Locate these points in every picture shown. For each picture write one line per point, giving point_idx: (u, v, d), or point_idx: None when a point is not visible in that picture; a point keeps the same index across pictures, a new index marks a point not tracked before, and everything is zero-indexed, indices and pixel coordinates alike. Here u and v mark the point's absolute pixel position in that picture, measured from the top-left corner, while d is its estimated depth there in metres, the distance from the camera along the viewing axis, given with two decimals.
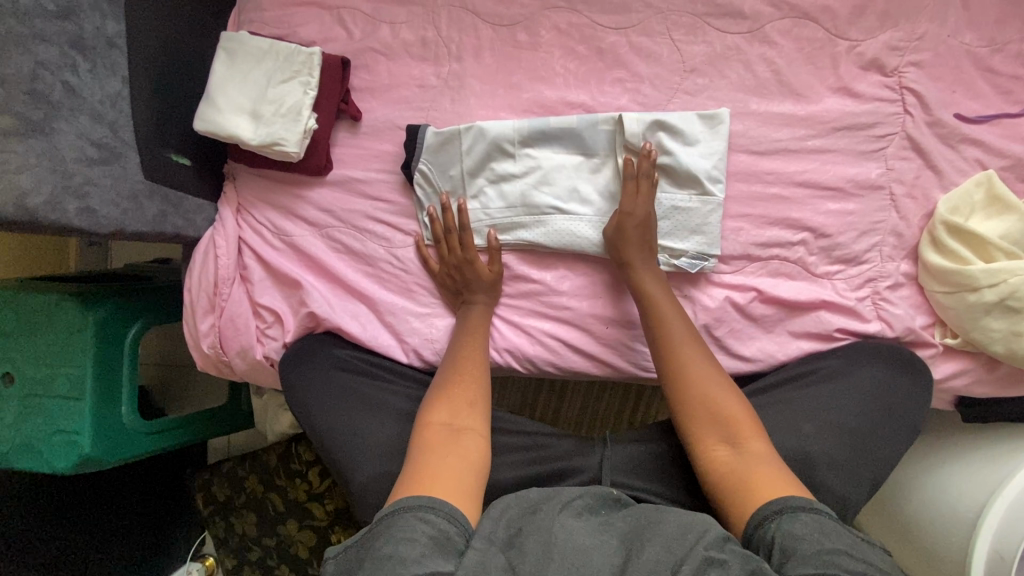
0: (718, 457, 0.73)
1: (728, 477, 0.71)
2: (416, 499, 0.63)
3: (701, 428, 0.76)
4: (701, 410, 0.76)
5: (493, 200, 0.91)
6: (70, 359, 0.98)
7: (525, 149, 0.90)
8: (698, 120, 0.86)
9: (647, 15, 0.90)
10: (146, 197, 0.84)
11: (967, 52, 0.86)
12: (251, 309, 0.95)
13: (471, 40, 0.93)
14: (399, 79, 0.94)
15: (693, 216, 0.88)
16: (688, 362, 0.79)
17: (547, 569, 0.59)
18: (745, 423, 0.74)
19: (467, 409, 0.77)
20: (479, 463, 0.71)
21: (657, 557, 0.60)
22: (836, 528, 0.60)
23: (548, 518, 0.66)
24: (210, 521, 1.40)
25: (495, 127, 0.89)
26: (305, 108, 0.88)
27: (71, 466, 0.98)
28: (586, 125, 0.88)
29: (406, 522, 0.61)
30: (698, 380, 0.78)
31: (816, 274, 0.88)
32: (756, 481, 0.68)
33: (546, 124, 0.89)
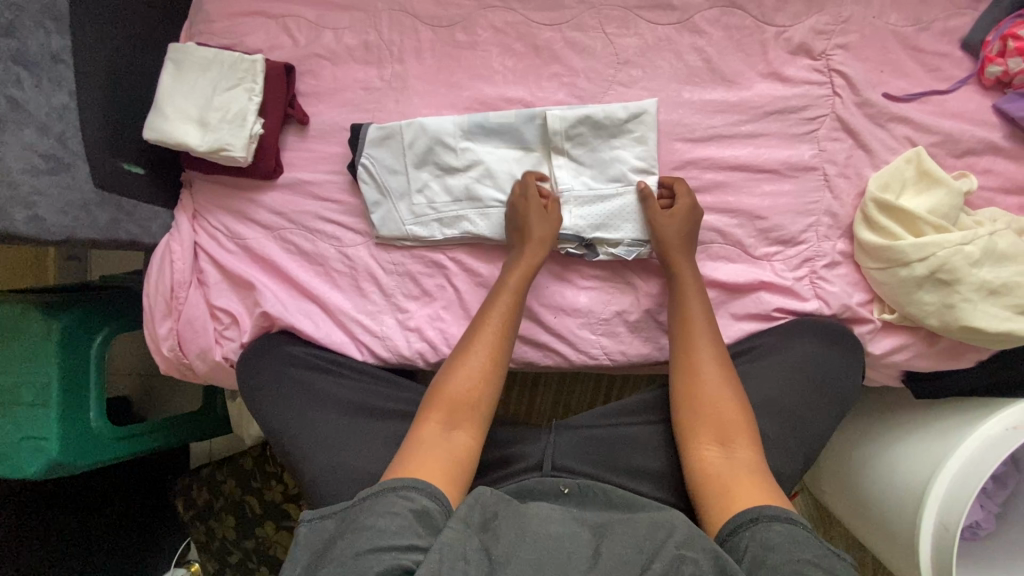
0: (707, 455, 0.74)
1: (712, 478, 0.72)
2: (401, 480, 0.67)
3: (700, 427, 0.77)
4: (706, 411, 0.77)
5: (437, 195, 0.94)
6: (36, 367, 1.01)
7: (468, 143, 0.92)
8: (627, 113, 0.88)
9: (580, 10, 0.92)
10: (96, 206, 0.87)
11: (892, 32, 0.88)
12: (208, 311, 0.97)
13: (412, 42, 0.96)
14: (343, 83, 0.97)
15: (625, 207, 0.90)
16: (704, 363, 0.80)
17: (518, 552, 0.62)
18: (742, 430, 0.75)
19: (464, 412, 0.77)
20: (461, 459, 0.73)
21: (627, 553, 0.61)
22: (808, 536, 0.62)
23: (521, 511, 0.69)
24: (191, 525, 1.42)
25: (439, 124, 0.92)
26: (250, 113, 0.90)
27: (40, 472, 1.00)
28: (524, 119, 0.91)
29: (389, 498, 0.65)
30: (708, 380, 0.79)
31: (755, 256, 0.90)
32: (739, 487, 0.69)
33: (487, 119, 0.91)
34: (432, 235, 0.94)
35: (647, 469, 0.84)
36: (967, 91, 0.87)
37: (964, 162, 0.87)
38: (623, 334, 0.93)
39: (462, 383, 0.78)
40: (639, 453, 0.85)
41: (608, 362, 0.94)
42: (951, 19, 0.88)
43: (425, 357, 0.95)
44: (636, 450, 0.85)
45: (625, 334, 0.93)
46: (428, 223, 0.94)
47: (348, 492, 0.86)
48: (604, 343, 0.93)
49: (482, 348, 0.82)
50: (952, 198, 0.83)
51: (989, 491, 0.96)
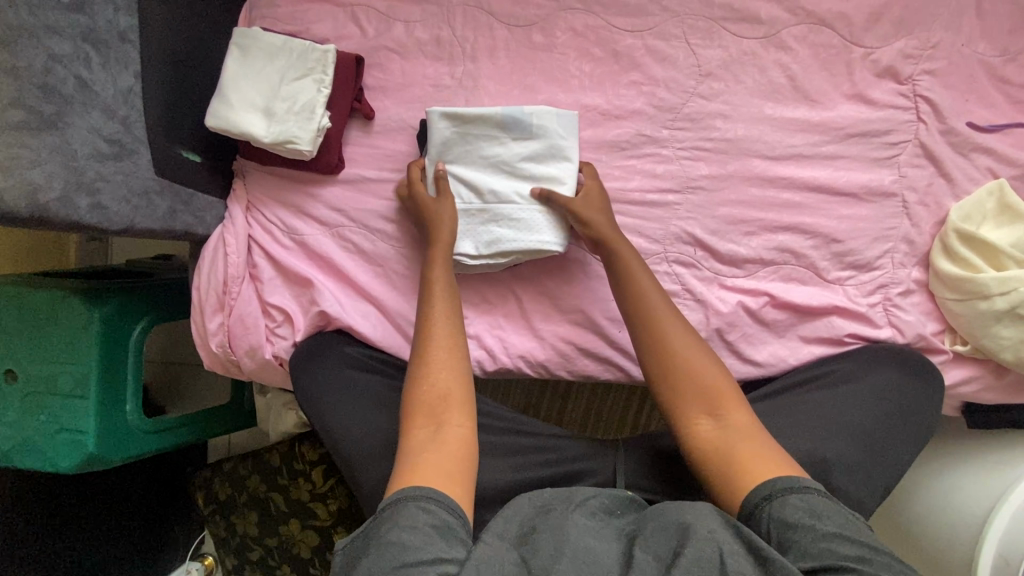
0: (698, 427, 0.70)
1: (712, 452, 0.67)
2: (419, 488, 0.62)
3: (687, 402, 0.72)
4: (688, 387, 0.72)
5: (478, 215, 0.87)
6: (74, 356, 0.96)
7: (500, 156, 0.87)
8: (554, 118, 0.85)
9: (664, 18, 0.90)
10: (157, 193, 0.83)
11: (980, 61, 0.87)
12: (260, 307, 0.94)
13: (486, 40, 0.93)
14: (412, 78, 0.94)
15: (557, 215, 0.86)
16: (672, 337, 0.76)
17: (557, 565, 0.58)
18: (729, 396, 0.71)
19: (444, 404, 0.70)
20: (462, 448, 0.67)
21: (660, 551, 0.58)
22: (823, 504, 0.59)
23: (558, 519, 0.64)
24: (211, 520, 1.39)
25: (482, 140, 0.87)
26: (319, 106, 0.87)
27: (75, 466, 0.97)
28: (559, 120, 0.86)
29: (410, 510, 0.60)
30: (680, 348, 0.75)
31: (827, 279, 0.89)
32: (743, 457, 0.65)
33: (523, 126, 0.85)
34: (466, 260, 0.88)
35: None
36: None
37: None
38: None
39: (438, 378, 0.72)
40: None
41: None
42: None
43: (484, 366, 0.94)
44: None
45: None
46: (470, 244, 0.87)
47: None
48: None
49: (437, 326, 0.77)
50: None
51: None
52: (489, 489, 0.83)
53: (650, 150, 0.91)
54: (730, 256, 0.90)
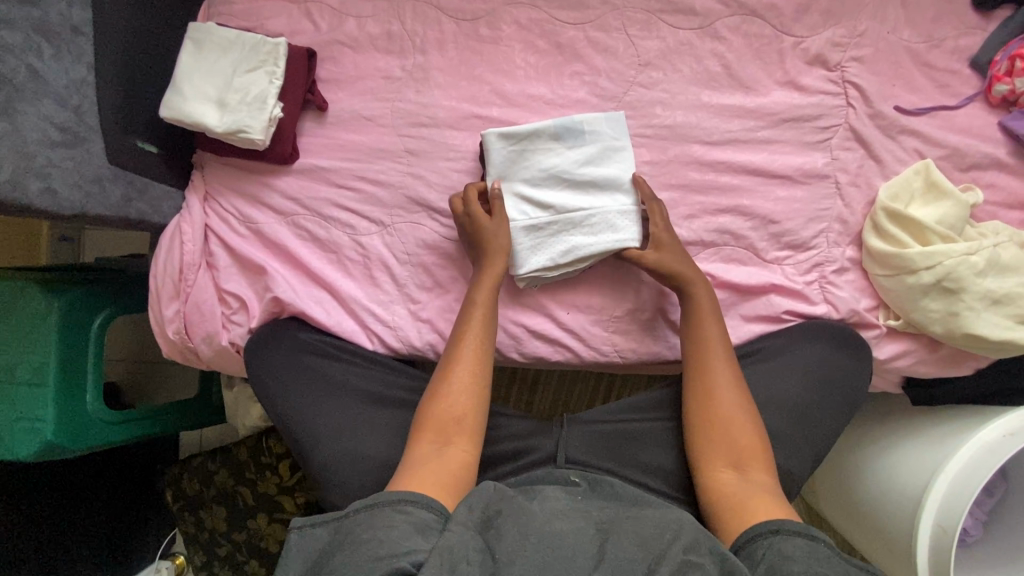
0: (721, 478, 0.76)
1: (726, 500, 0.73)
2: (396, 494, 0.66)
3: (715, 451, 0.78)
4: (721, 438, 0.78)
5: (543, 227, 0.90)
6: (34, 345, 0.98)
7: (559, 166, 0.90)
8: (606, 123, 0.90)
9: (604, 11, 0.94)
10: (110, 181, 0.86)
11: (905, 48, 0.91)
12: (216, 294, 0.96)
13: (435, 34, 0.96)
14: (364, 71, 0.97)
15: (600, 221, 0.89)
16: (722, 388, 0.81)
17: (523, 552, 0.61)
18: (756, 454, 0.76)
19: (454, 427, 0.78)
20: (460, 474, 0.74)
21: (633, 553, 0.61)
22: (829, 554, 0.60)
23: (525, 509, 0.68)
24: (180, 516, 1.40)
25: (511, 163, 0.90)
26: (270, 97, 0.90)
27: (34, 453, 0.98)
28: (608, 124, 0.90)
29: (388, 512, 0.64)
30: (721, 397, 0.80)
31: (766, 259, 0.92)
32: (753, 504, 0.70)
33: (574, 135, 0.90)
34: (550, 270, 0.90)
35: (653, 464, 0.85)
36: (974, 109, 0.91)
37: (969, 176, 0.90)
38: (634, 333, 0.94)
39: (453, 403, 0.79)
40: (649, 449, 0.86)
41: (618, 359, 0.95)
42: (961, 37, 0.91)
43: (437, 349, 0.95)
44: (647, 447, 0.86)
45: (636, 333, 0.94)
46: (546, 256, 0.90)
47: (359, 480, 0.85)
48: (615, 340, 0.94)
49: (465, 365, 0.82)
50: (959, 210, 0.85)
51: (982, 501, 0.98)
52: None
53: None
54: None
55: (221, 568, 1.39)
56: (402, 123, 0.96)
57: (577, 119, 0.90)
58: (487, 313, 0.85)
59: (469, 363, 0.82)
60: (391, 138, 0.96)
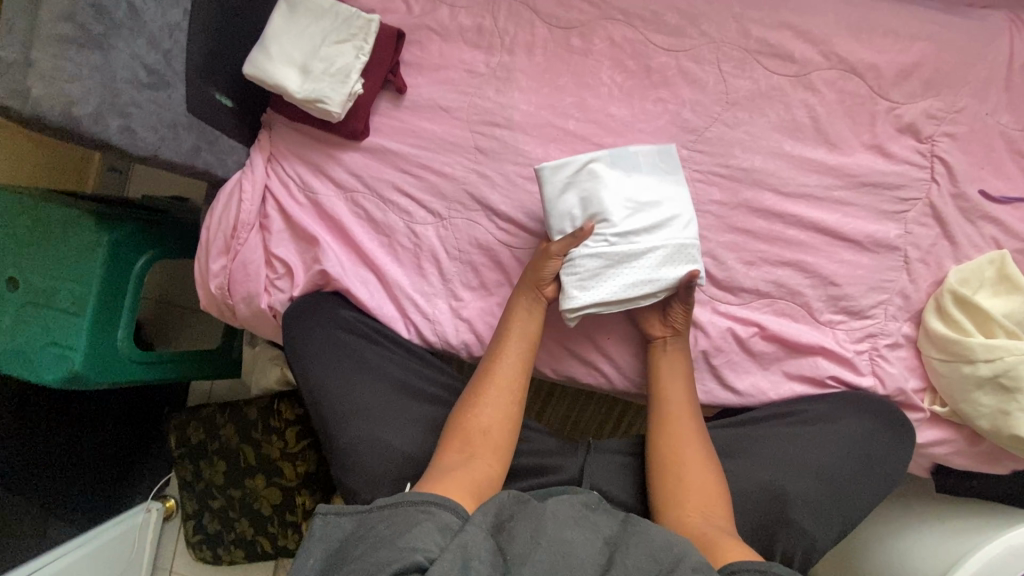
0: (691, 522, 0.74)
1: (700, 542, 0.70)
2: (417, 494, 0.65)
3: (686, 498, 0.77)
4: (685, 484, 0.78)
5: (606, 258, 0.84)
6: (76, 274, 0.97)
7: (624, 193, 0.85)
8: (658, 156, 0.87)
9: (700, 42, 0.92)
10: (184, 128, 0.85)
11: (1001, 133, 0.88)
12: (264, 257, 0.96)
13: (526, 36, 0.95)
14: (448, 61, 0.96)
15: (673, 253, 0.85)
16: (681, 435, 0.82)
17: (534, 555, 0.60)
18: (718, 501, 0.76)
19: (479, 440, 0.79)
20: (483, 483, 0.74)
21: (640, 564, 0.60)
22: None
23: (538, 511, 0.67)
24: (179, 462, 1.41)
25: (580, 186, 0.86)
26: (354, 72, 0.89)
27: (58, 381, 0.98)
28: (662, 156, 0.87)
29: (411, 512, 0.63)
30: (684, 442, 0.81)
31: (818, 320, 0.90)
32: (722, 539, 0.69)
33: (633, 163, 0.87)
34: (610, 305, 0.86)
35: None
36: None
37: None
38: None
39: (485, 417, 0.81)
40: None
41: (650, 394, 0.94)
42: None
43: (472, 349, 0.95)
44: None
45: None
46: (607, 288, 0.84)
47: (377, 469, 0.85)
48: None
49: (496, 387, 0.83)
50: None
51: None
52: None
53: None
54: (728, 282, 0.91)
55: (210, 520, 1.41)
56: (477, 119, 0.96)
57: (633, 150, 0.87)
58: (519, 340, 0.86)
59: (497, 385, 0.83)
60: (463, 133, 0.96)
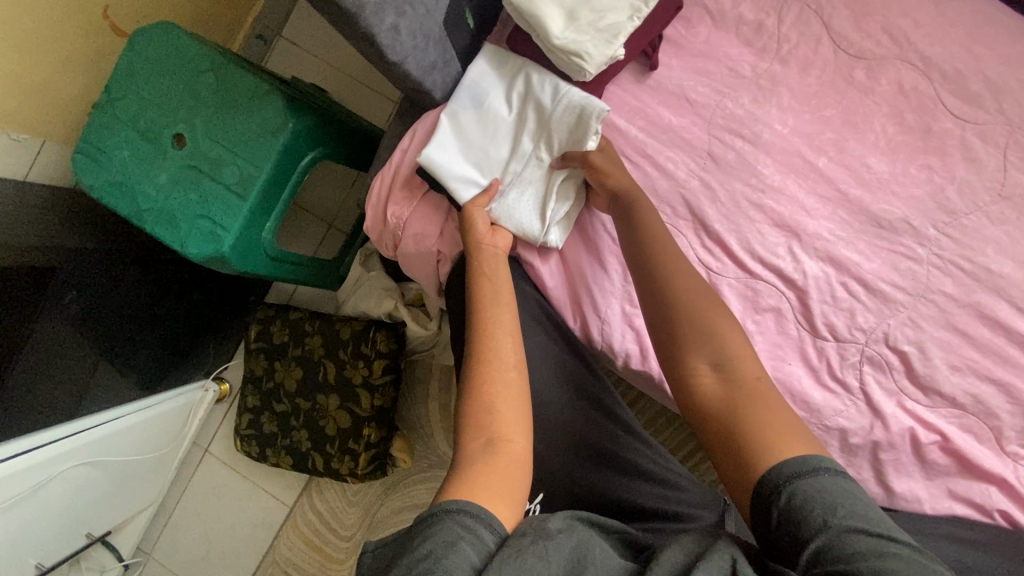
0: (702, 377, 0.63)
1: (727, 404, 0.61)
2: (445, 501, 0.56)
3: (681, 339, 0.66)
4: (706, 337, 0.65)
5: (531, 180, 0.85)
6: (248, 152, 0.90)
7: (477, 127, 0.85)
8: (496, 60, 0.87)
9: (995, 119, 0.82)
10: (433, 42, 0.76)
11: None
12: (451, 200, 0.88)
13: (806, 52, 0.85)
14: (712, 51, 0.87)
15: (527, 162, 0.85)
16: (672, 282, 0.70)
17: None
18: (735, 345, 0.65)
19: (507, 412, 0.65)
20: (515, 475, 0.61)
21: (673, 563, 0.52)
22: (837, 482, 0.52)
23: (558, 518, 0.57)
24: (254, 355, 1.38)
25: (465, 124, 0.85)
26: (624, 33, 0.79)
27: (201, 256, 0.92)
28: (496, 57, 0.87)
29: (444, 524, 0.53)
30: (684, 294, 0.69)
31: (1004, 450, 0.84)
32: (772, 419, 0.59)
33: (517, 77, 0.85)
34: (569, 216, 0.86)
35: None
36: None
37: None
38: (832, 449, 0.86)
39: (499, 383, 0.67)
40: None
41: None
42: None
43: (630, 360, 0.88)
44: None
45: (834, 450, 0.86)
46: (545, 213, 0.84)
47: None
48: None
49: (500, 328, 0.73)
50: None
51: None
52: (594, 488, 0.83)
53: (906, 241, 0.85)
54: (924, 380, 0.85)
55: (268, 421, 1.39)
56: (721, 124, 0.87)
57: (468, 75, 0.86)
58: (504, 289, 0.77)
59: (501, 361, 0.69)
60: (701, 134, 0.87)
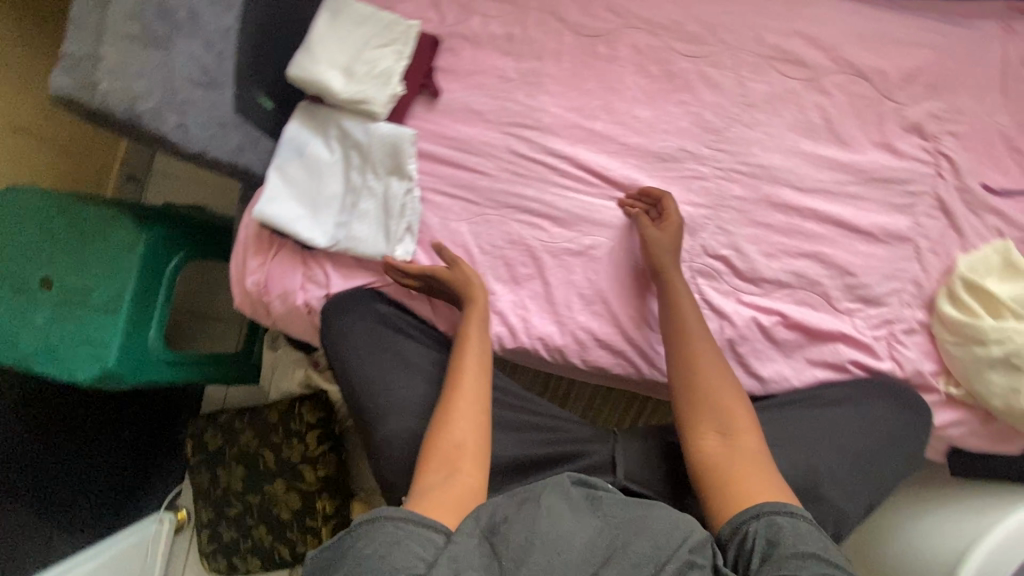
0: (706, 444, 0.74)
1: (710, 465, 0.72)
2: (395, 511, 0.62)
3: (699, 414, 0.77)
4: (705, 403, 0.77)
5: (368, 209, 0.96)
6: (111, 275, 0.99)
7: (308, 178, 0.95)
8: (304, 114, 0.96)
9: (718, 49, 0.98)
10: (232, 127, 0.87)
11: (1000, 131, 0.94)
12: (301, 258, 0.98)
13: (554, 44, 1.00)
14: (481, 66, 1.01)
15: (359, 194, 0.96)
16: (705, 371, 0.80)
17: (529, 558, 0.57)
18: (737, 412, 0.76)
19: (455, 452, 0.72)
20: (466, 502, 0.68)
21: (641, 556, 0.58)
22: (810, 527, 0.62)
23: (528, 504, 0.62)
24: (196, 470, 1.41)
25: (294, 178, 0.95)
26: (395, 75, 0.94)
27: (91, 379, 0.98)
28: (304, 112, 0.96)
29: (387, 528, 0.60)
30: (705, 372, 0.80)
31: (837, 309, 0.95)
32: (746, 464, 0.71)
33: (327, 125, 0.96)
34: (413, 224, 0.96)
35: None
36: None
37: None
38: None
39: (459, 431, 0.75)
40: None
41: None
42: None
43: (504, 342, 0.98)
44: None
45: None
46: (386, 235, 0.95)
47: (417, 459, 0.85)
48: None
49: (466, 392, 0.79)
50: None
51: None
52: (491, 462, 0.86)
53: (690, 165, 0.98)
54: (750, 274, 0.96)
55: (226, 529, 1.39)
56: (508, 121, 1.00)
57: (283, 136, 0.95)
58: (480, 344, 0.86)
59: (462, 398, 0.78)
60: (496, 134, 1.00)
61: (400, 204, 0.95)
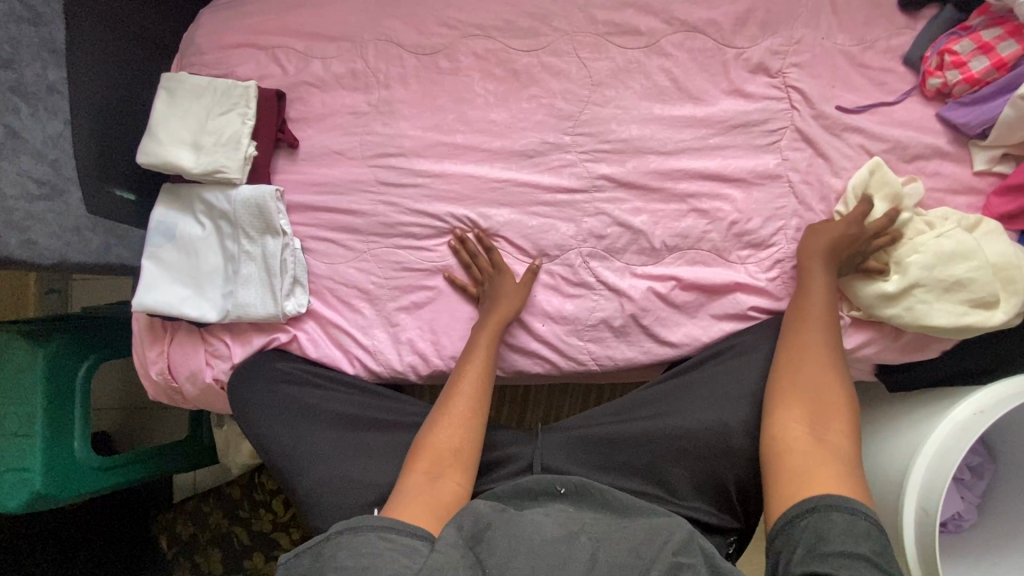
0: (791, 430, 0.76)
1: (790, 447, 0.74)
2: (379, 519, 0.66)
3: (820, 399, 0.78)
4: (804, 397, 0.78)
5: (249, 274, 0.95)
6: (21, 398, 1.00)
7: (183, 258, 0.97)
8: (169, 197, 0.98)
9: (554, 37, 0.99)
10: (89, 229, 0.94)
11: (840, 52, 0.96)
12: (199, 335, 0.98)
13: (398, 69, 1.01)
14: (332, 108, 1.01)
15: (237, 261, 0.96)
16: (812, 348, 0.82)
17: (512, 562, 0.62)
18: (835, 413, 0.76)
19: (449, 457, 0.78)
20: (452, 504, 0.74)
21: (625, 560, 0.62)
22: (869, 528, 0.64)
23: (515, 519, 0.68)
24: (176, 562, 1.37)
25: (172, 262, 0.96)
26: (244, 136, 0.94)
27: (22, 505, 0.99)
28: (168, 195, 0.98)
29: (371, 538, 0.63)
30: (813, 355, 0.82)
31: (728, 260, 0.95)
32: (818, 463, 0.72)
33: (192, 201, 0.97)
34: (299, 277, 0.97)
35: (630, 464, 0.87)
36: (912, 103, 0.95)
37: (914, 166, 0.94)
38: (609, 340, 0.96)
39: (445, 436, 0.80)
40: (630, 452, 0.88)
41: (597, 368, 0.97)
42: (893, 37, 0.96)
43: (418, 369, 0.97)
44: (629, 450, 0.88)
45: (611, 340, 0.96)
46: (271, 294, 0.95)
47: (344, 502, 0.87)
48: (591, 349, 0.96)
49: (463, 400, 0.84)
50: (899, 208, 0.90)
51: (975, 485, 0.97)
52: None
53: (555, 155, 0.98)
54: (637, 246, 0.96)
55: None
56: (370, 154, 1.00)
57: (152, 223, 0.97)
58: (486, 355, 0.89)
59: (466, 403, 0.83)
60: (361, 169, 1.00)
61: (278, 261, 0.95)
